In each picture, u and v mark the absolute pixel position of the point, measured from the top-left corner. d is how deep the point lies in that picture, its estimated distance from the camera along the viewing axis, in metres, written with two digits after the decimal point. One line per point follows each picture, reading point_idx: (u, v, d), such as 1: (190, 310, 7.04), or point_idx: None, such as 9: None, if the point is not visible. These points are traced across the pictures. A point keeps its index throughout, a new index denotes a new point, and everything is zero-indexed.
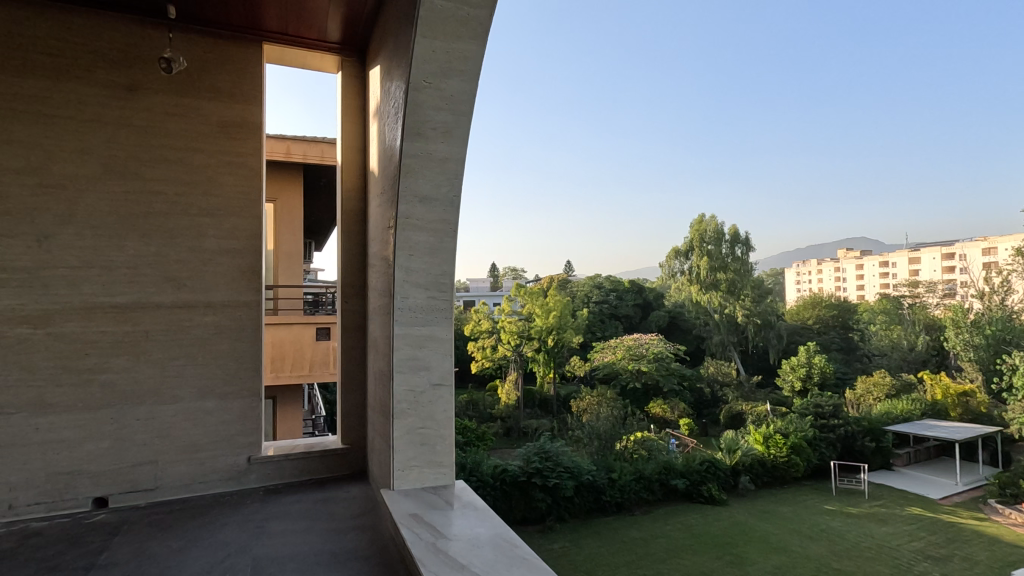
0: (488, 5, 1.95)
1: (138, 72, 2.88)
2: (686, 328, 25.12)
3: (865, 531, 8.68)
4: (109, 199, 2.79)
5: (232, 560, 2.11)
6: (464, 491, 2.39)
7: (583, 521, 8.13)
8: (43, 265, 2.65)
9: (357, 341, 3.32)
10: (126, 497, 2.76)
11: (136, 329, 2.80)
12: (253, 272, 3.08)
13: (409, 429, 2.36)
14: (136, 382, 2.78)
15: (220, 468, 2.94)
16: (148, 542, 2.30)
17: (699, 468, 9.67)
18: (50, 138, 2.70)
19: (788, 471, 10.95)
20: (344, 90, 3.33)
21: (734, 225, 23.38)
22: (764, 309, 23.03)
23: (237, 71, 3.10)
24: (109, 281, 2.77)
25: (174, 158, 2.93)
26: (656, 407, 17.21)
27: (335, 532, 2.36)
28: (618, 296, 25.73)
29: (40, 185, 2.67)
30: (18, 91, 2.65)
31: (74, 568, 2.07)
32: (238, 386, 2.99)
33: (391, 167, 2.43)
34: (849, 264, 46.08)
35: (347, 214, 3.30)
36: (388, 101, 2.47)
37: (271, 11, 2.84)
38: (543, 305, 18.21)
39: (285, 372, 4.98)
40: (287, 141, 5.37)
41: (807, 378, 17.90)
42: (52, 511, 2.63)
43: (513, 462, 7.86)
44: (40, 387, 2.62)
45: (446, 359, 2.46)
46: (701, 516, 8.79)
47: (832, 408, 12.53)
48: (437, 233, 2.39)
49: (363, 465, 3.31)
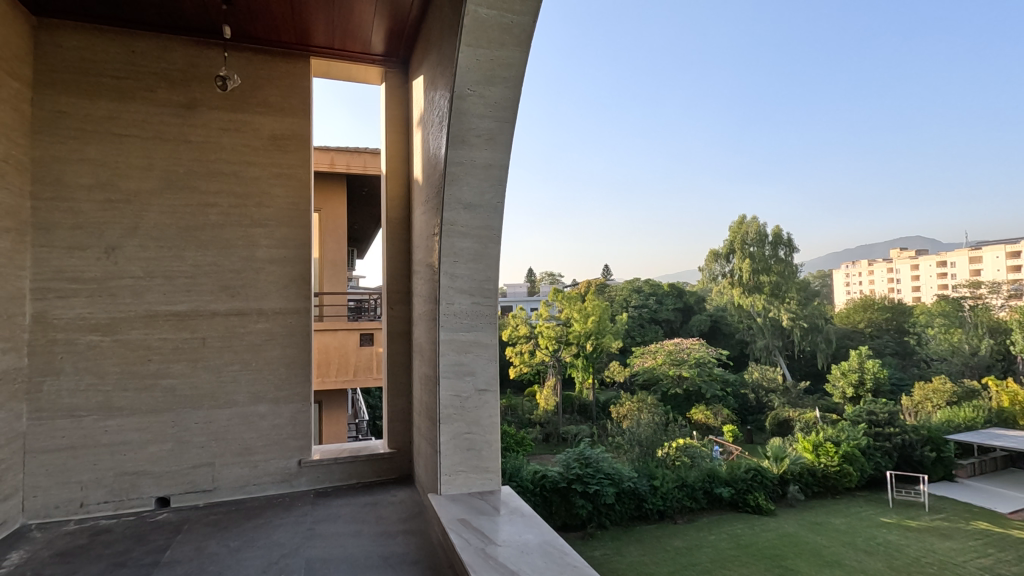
0: (531, 12, 1.96)
1: (196, 90, 3.02)
2: (728, 332, 24.42)
3: (925, 545, 8.28)
4: (169, 212, 2.93)
5: (288, 560, 2.16)
6: (511, 497, 2.38)
7: (625, 529, 7.96)
8: (110, 276, 2.81)
9: (403, 347, 3.35)
10: (185, 497, 2.88)
11: (193, 336, 2.93)
12: (303, 279, 3.17)
13: (456, 434, 2.38)
14: (194, 387, 2.91)
15: (273, 470, 3.03)
16: (208, 542, 2.38)
17: (745, 477, 9.37)
18: (116, 157, 2.86)
19: (840, 481, 10.48)
20: (388, 102, 3.41)
21: (776, 226, 23.06)
22: (810, 313, 22.12)
23: (287, 85, 3.20)
24: (170, 290, 2.91)
25: (229, 172, 3.04)
26: (698, 414, 16.83)
27: (384, 535, 2.40)
28: (657, 299, 25.36)
29: (108, 202, 2.84)
30: (88, 113, 2.82)
31: (140, 565, 2.16)
32: (289, 390, 3.08)
33: (436, 175, 2.47)
34: (903, 264, 43.89)
35: (391, 223, 3.36)
36: (433, 110, 2.50)
37: (319, 26, 2.92)
38: (581, 310, 18.07)
39: (330, 377, 5.12)
40: (331, 152, 5.55)
41: (859, 385, 17.08)
42: (119, 510, 2.77)
43: (553, 469, 7.69)
44: (108, 392, 2.77)
45: (491, 364, 2.47)
46: (748, 526, 8.49)
47: (886, 416, 12.02)
48: (480, 239, 2.41)
49: (409, 471, 3.33)
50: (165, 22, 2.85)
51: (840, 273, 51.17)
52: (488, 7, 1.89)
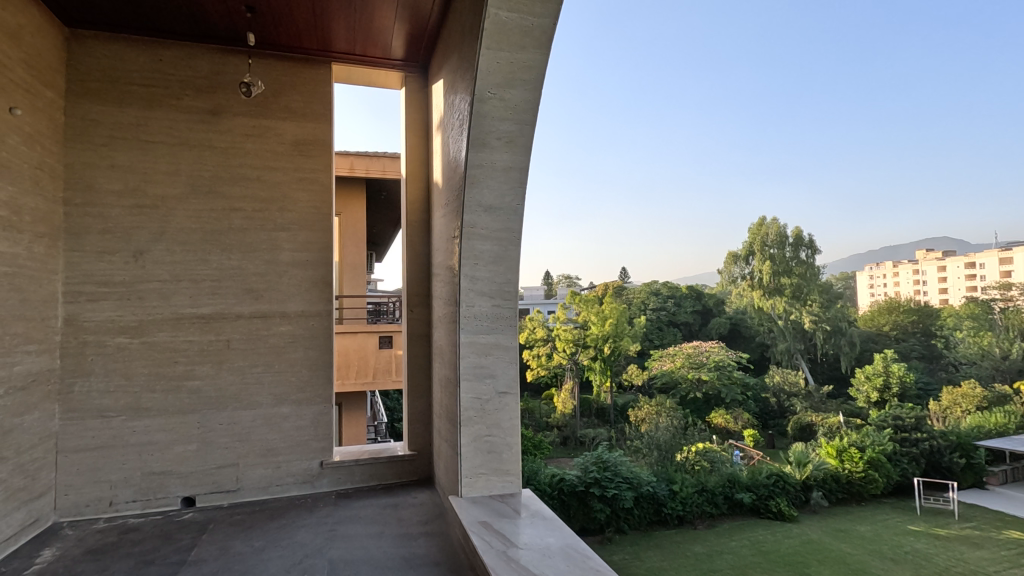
0: (553, 14, 1.96)
1: (221, 97, 3.08)
2: (748, 336, 24.07)
3: (955, 554, 8.06)
4: (194, 216, 2.99)
5: (311, 561, 2.18)
6: (532, 500, 2.37)
7: (644, 533, 7.88)
8: (138, 279, 2.88)
9: (423, 349, 3.37)
10: (211, 497, 2.92)
11: (218, 338, 2.97)
12: (324, 283, 3.21)
13: (476, 437, 2.38)
14: (219, 389, 2.95)
15: (295, 472, 3.06)
16: (233, 541, 2.41)
17: (766, 482, 9.22)
18: (144, 163, 2.93)
19: (865, 487, 10.31)
20: (408, 107, 3.44)
21: (797, 227, 22.66)
22: (833, 315, 21.72)
23: (308, 91, 3.25)
24: (196, 293, 2.96)
25: (253, 177, 3.09)
26: (718, 418, 16.66)
27: (406, 537, 2.41)
28: (675, 302, 25.08)
29: (137, 207, 2.90)
30: (117, 120, 2.90)
31: (168, 563, 2.20)
32: (312, 393, 3.11)
33: (456, 178, 2.48)
34: (930, 266, 42.78)
35: (411, 225, 3.39)
36: (453, 114, 2.52)
37: (340, 31, 2.95)
38: (598, 313, 18.00)
39: (350, 380, 5.18)
40: (351, 157, 5.63)
41: (884, 389, 16.69)
42: (147, 509, 2.83)
43: (571, 472, 7.64)
44: (136, 392, 2.83)
45: (511, 367, 2.47)
46: (770, 533, 8.35)
47: (913, 421, 11.70)
48: (501, 241, 2.41)
49: (429, 473, 3.34)
50: (192, 30, 2.91)
51: (864, 275, 49.81)
52: (508, 10, 1.89)
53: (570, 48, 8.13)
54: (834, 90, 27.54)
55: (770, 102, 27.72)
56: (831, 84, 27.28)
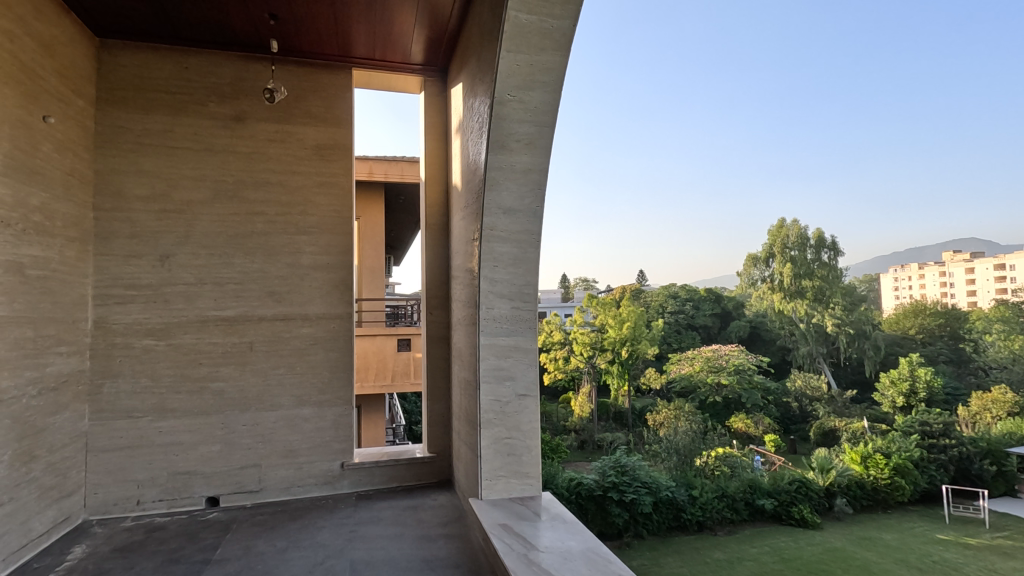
0: (572, 16, 1.96)
1: (244, 103, 3.13)
2: (769, 339, 23.68)
3: (985, 565, 7.86)
4: (218, 220, 3.04)
5: (332, 562, 2.19)
6: (552, 503, 2.35)
7: (663, 539, 7.77)
8: (164, 283, 2.94)
9: (442, 351, 3.38)
10: (234, 497, 2.96)
11: (241, 341, 3.01)
12: (345, 285, 3.23)
13: (496, 439, 2.38)
14: (241, 390, 2.99)
15: (317, 473, 3.09)
16: (256, 541, 2.44)
17: (789, 488, 9.03)
18: (170, 168, 2.99)
19: (891, 494, 10.02)
20: (428, 110, 3.46)
21: (819, 229, 22.29)
22: (857, 318, 21.22)
23: (329, 96, 3.28)
24: (220, 296, 3.01)
25: (276, 181, 3.15)
26: (738, 422, 16.43)
27: (426, 539, 2.41)
28: (694, 305, 24.82)
29: (163, 212, 2.97)
30: (145, 127, 2.97)
31: (193, 561, 2.23)
32: (332, 395, 3.13)
33: (475, 181, 2.49)
34: (957, 268, 41.61)
35: (431, 228, 3.40)
36: (473, 116, 2.53)
37: (360, 37, 2.98)
38: (616, 316, 17.85)
39: (368, 382, 5.21)
40: (369, 162, 5.68)
41: (910, 394, 16.24)
42: (173, 508, 2.88)
43: (589, 476, 7.50)
44: (162, 394, 2.89)
45: (531, 369, 2.47)
46: (793, 540, 8.20)
47: (941, 426, 11.54)
48: (520, 244, 2.41)
49: (448, 475, 3.35)
50: (216, 38, 2.97)
51: (888, 276, 48.49)
52: (527, 12, 1.90)
53: (589, 50, 8.19)
54: (857, 86, 27.18)
55: (791, 100, 27.33)
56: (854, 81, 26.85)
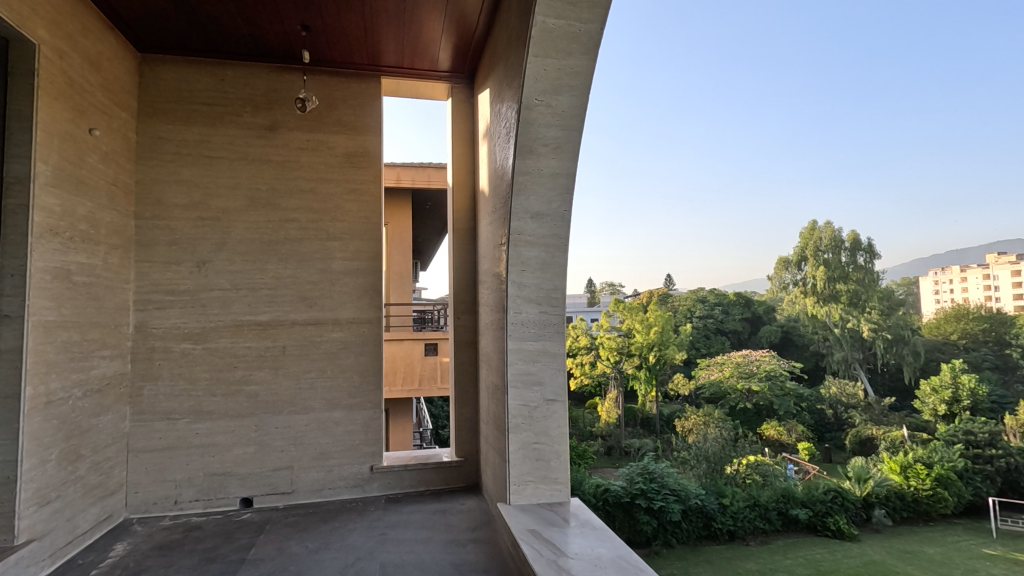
0: (598, 20, 1.96)
1: (278, 113, 3.21)
2: (801, 344, 23.18)
3: None
4: (252, 227, 3.12)
5: (363, 564, 2.21)
6: (581, 510, 2.33)
7: (692, 548, 7.61)
8: (201, 288, 3.03)
9: (470, 356, 3.39)
10: (267, 499, 3.01)
11: (274, 344, 3.08)
12: (374, 290, 3.26)
13: (524, 444, 2.38)
14: (275, 393, 3.05)
15: (347, 475, 3.12)
16: (289, 542, 2.48)
17: (824, 498, 8.75)
18: (208, 177, 3.08)
19: (934, 506, 9.66)
20: (455, 116, 3.49)
21: (854, 231, 21.82)
22: (895, 323, 20.52)
23: (359, 105, 3.34)
24: (254, 301, 3.08)
25: (308, 189, 3.21)
26: (770, 430, 16.06)
27: (454, 544, 2.41)
28: (723, 310, 24.44)
29: (200, 219, 3.06)
30: (184, 138, 3.07)
31: (228, 561, 2.28)
32: (362, 398, 3.17)
33: (502, 185, 2.50)
34: (1003, 270, 39.80)
35: (458, 233, 3.42)
36: (500, 122, 2.54)
37: (390, 47, 3.03)
38: (643, 321, 17.65)
39: (396, 387, 5.26)
40: (397, 169, 5.79)
41: (954, 402, 15.49)
42: (208, 508, 2.95)
43: (616, 482, 7.40)
44: (199, 396, 2.97)
45: (559, 374, 2.45)
46: (829, 552, 7.95)
47: (987, 436, 11.27)
48: (548, 248, 2.40)
49: (475, 480, 3.35)
50: (253, 51, 3.06)
51: (928, 280, 46.56)
52: (556, 17, 1.91)
53: (616, 45, 8.28)
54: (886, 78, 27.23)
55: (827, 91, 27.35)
56: (884, 75, 27.21)
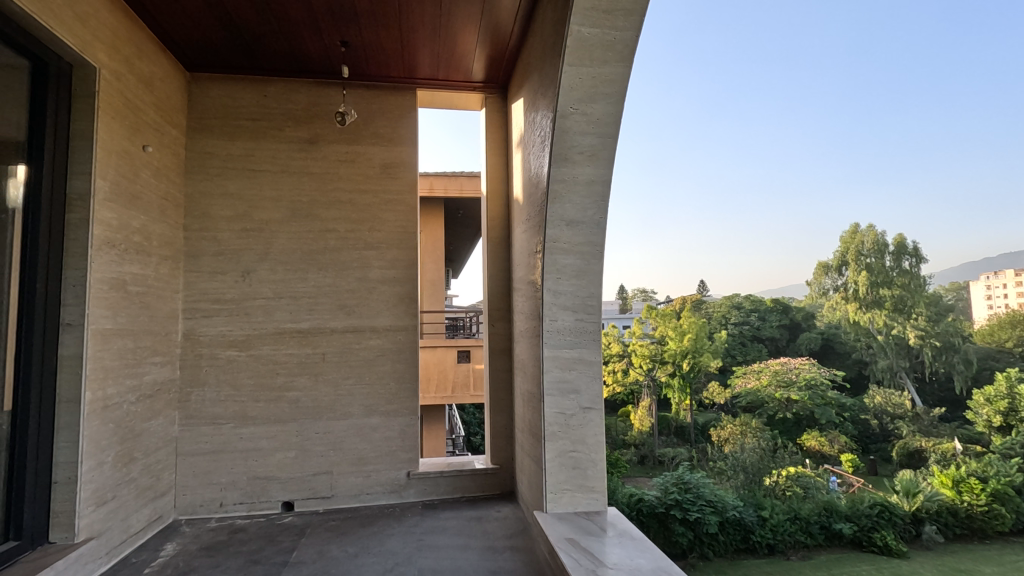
0: (634, 27, 1.97)
1: (318, 127, 3.31)
2: (843, 352, 22.23)
3: None
4: (294, 238, 3.21)
5: (402, 568, 2.25)
6: (619, 519, 2.31)
7: (730, 561, 7.38)
8: (246, 296, 3.13)
9: (504, 363, 3.40)
10: (308, 503, 3.08)
11: (314, 352, 3.16)
12: (410, 298, 3.31)
13: (561, 452, 2.37)
14: (315, 399, 3.13)
15: (384, 481, 3.17)
16: (329, 546, 2.52)
17: (869, 512, 8.39)
18: (251, 189, 3.20)
19: (990, 523, 9.19)
20: (489, 125, 3.52)
21: (899, 235, 21.17)
22: (944, 329, 19.66)
23: (395, 116, 3.41)
24: (295, 309, 3.17)
25: (346, 200, 3.29)
26: (811, 440, 15.59)
27: (492, 550, 2.42)
28: (760, 316, 23.84)
29: (244, 231, 3.17)
30: (230, 152, 3.19)
31: (272, 563, 2.34)
32: (399, 404, 3.21)
33: (537, 193, 2.51)
34: None
35: (492, 241, 3.45)
36: (535, 130, 2.54)
37: (425, 59, 3.09)
38: (676, 328, 17.35)
39: (430, 393, 5.33)
40: (430, 178, 5.88)
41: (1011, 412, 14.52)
42: (252, 511, 3.03)
43: (650, 492, 7.25)
44: (243, 402, 3.06)
45: (595, 383, 2.43)
46: (876, 568, 7.61)
47: None
48: (584, 255, 2.40)
49: (510, 486, 3.35)
50: (295, 67, 3.16)
51: (980, 284, 43.40)
52: (591, 26, 1.92)
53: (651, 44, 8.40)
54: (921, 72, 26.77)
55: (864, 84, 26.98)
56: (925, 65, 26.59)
